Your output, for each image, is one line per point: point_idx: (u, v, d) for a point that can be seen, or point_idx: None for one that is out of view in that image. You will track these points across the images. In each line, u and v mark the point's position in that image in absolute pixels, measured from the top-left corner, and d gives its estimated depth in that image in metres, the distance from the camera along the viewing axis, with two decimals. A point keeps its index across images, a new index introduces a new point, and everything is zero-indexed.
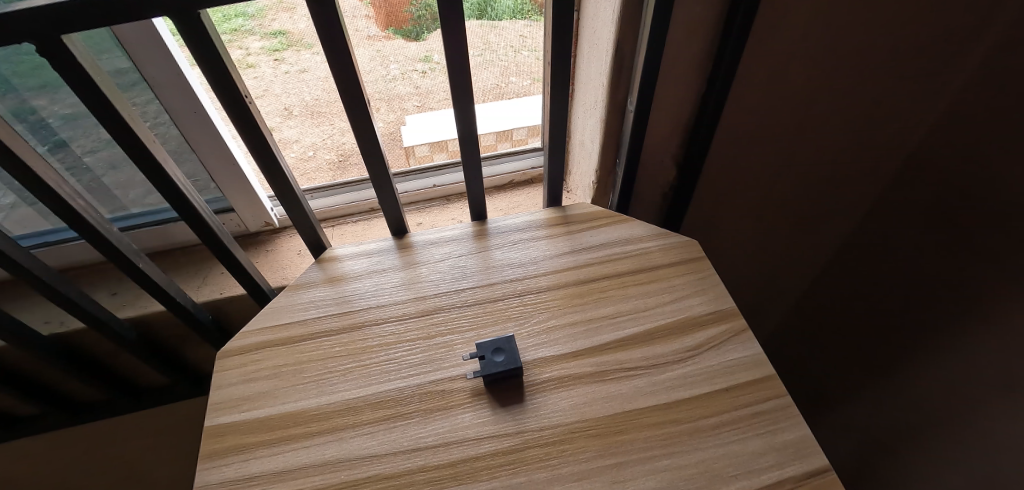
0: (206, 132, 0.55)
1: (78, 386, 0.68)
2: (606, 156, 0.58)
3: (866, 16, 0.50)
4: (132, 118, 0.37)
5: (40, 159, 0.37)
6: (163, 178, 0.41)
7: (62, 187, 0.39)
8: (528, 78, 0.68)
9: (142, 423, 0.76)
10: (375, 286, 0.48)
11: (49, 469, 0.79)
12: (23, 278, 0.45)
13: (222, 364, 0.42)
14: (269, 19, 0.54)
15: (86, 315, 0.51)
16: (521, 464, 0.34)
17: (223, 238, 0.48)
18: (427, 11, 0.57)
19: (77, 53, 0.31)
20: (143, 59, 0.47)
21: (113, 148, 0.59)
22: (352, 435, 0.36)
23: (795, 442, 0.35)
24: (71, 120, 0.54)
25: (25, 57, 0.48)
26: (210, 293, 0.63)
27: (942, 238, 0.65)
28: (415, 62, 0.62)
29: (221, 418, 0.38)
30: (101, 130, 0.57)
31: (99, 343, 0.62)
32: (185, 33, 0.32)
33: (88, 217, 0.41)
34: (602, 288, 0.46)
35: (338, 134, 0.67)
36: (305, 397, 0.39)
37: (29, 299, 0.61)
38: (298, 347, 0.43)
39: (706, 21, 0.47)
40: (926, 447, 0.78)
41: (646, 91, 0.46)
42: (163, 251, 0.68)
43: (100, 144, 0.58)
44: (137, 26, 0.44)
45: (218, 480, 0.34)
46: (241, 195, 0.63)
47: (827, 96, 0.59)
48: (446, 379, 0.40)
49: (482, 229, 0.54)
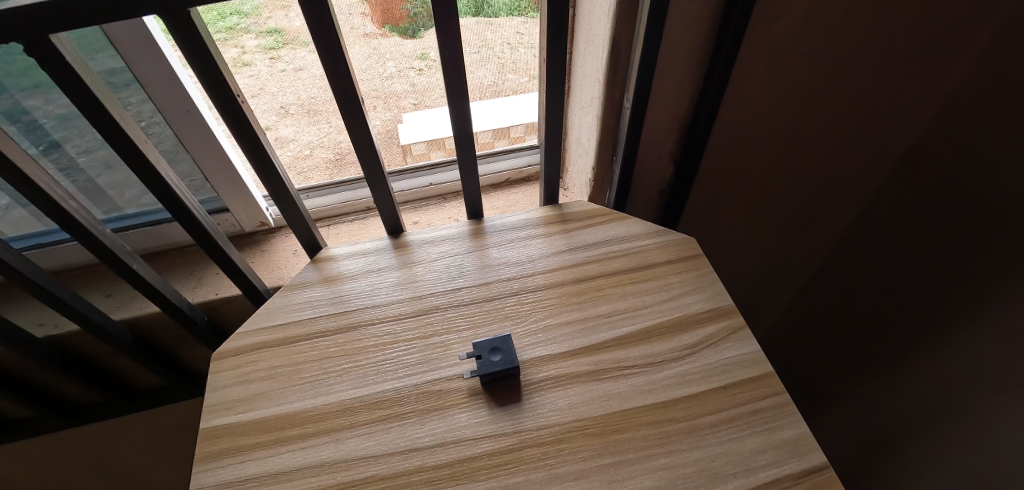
0: (200, 131, 0.54)
1: (74, 389, 0.68)
2: (603, 153, 0.58)
3: (863, 11, 0.50)
4: (123, 119, 0.37)
5: (30, 160, 0.37)
6: (155, 179, 0.40)
7: (53, 189, 0.38)
8: (524, 75, 0.67)
9: (139, 425, 0.76)
10: (371, 286, 0.47)
11: (46, 472, 0.78)
12: (15, 280, 0.44)
13: (217, 366, 0.42)
14: (264, 18, 0.54)
15: (80, 318, 0.50)
16: (519, 463, 0.34)
17: (218, 239, 0.48)
18: (422, 9, 0.56)
19: (65, 52, 0.31)
20: (135, 58, 0.47)
21: (107, 148, 0.58)
22: (348, 436, 0.36)
23: (793, 440, 0.35)
24: (65, 120, 0.54)
25: (17, 58, 0.47)
26: (206, 294, 0.62)
27: (939, 234, 0.65)
28: (411, 60, 0.61)
29: (217, 420, 0.38)
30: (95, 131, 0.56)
31: (94, 345, 0.61)
32: (176, 33, 0.32)
33: (80, 219, 0.41)
34: (600, 286, 0.46)
35: (334, 132, 0.67)
36: (300, 398, 0.39)
37: (22, 302, 0.60)
38: (294, 348, 0.43)
39: (703, 17, 0.47)
40: (924, 442, 0.78)
41: (643, 88, 0.46)
42: (158, 252, 0.68)
43: (94, 145, 0.57)
44: (128, 25, 0.44)
45: (214, 482, 0.34)
46: (236, 194, 0.62)
47: (824, 92, 0.58)
48: (443, 379, 0.39)
49: (479, 228, 0.53)
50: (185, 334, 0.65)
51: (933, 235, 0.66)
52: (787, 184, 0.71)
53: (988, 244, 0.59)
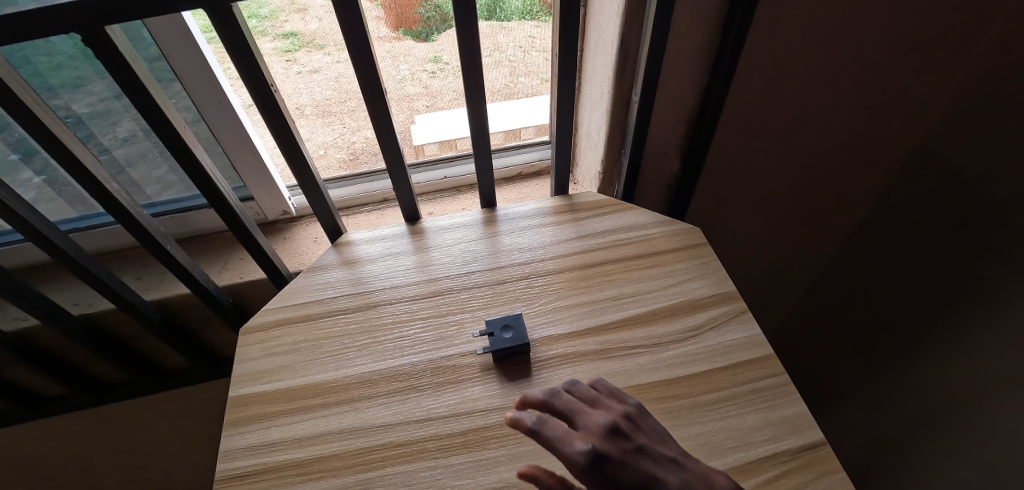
0: (230, 123, 0.57)
1: (103, 367, 0.71)
2: (613, 146, 0.59)
3: (866, 11, 0.51)
4: (166, 106, 0.39)
5: (80, 144, 0.40)
6: (193, 165, 0.43)
7: (97, 171, 0.41)
8: (536, 79, 0.70)
9: (163, 403, 0.79)
10: (389, 269, 0.50)
11: (73, 448, 0.82)
12: (59, 259, 0.48)
13: (244, 340, 0.44)
14: (281, 21, 0.58)
15: (113, 295, 0.53)
16: (528, 433, 0.36)
17: (247, 223, 0.50)
18: (435, 13, 0.60)
19: (117, 42, 0.34)
20: (173, 52, 0.50)
21: (129, 146, 0.61)
22: (367, 405, 0.38)
23: (791, 418, 0.36)
24: (90, 118, 0.57)
25: (42, 58, 0.51)
26: (231, 277, 0.65)
27: (945, 231, 0.66)
28: (425, 62, 0.65)
29: (245, 389, 0.40)
30: (118, 129, 0.59)
31: (123, 325, 0.64)
32: (219, 27, 0.35)
33: (121, 200, 0.44)
34: (607, 272, 0.48)
35: (348, 133, 0.70)
36: (321, 370, 0.41)
37: (58, 282, 0.63)
38: (316, 324, 0.45)
39: (708, 18, 0.49)
40: (933, 440, 0.78)
41: (650, 83, 0.48)
42: (186, 238, 0.71)
43: (117, 143, 0.60)
44: (167, 20, 0.47)
45: (242, 446, 0.37)
46: (261, 184, 0.65)
47: (828, 89, 0.60)
48: (456, 355, 0.41)
49: (492, 216, 0.55)
50: (208, 316, 0.68)
51: (942, 231, 0.67)
52: (791, 181, 0.72)
53: (991, 242, 0.60)
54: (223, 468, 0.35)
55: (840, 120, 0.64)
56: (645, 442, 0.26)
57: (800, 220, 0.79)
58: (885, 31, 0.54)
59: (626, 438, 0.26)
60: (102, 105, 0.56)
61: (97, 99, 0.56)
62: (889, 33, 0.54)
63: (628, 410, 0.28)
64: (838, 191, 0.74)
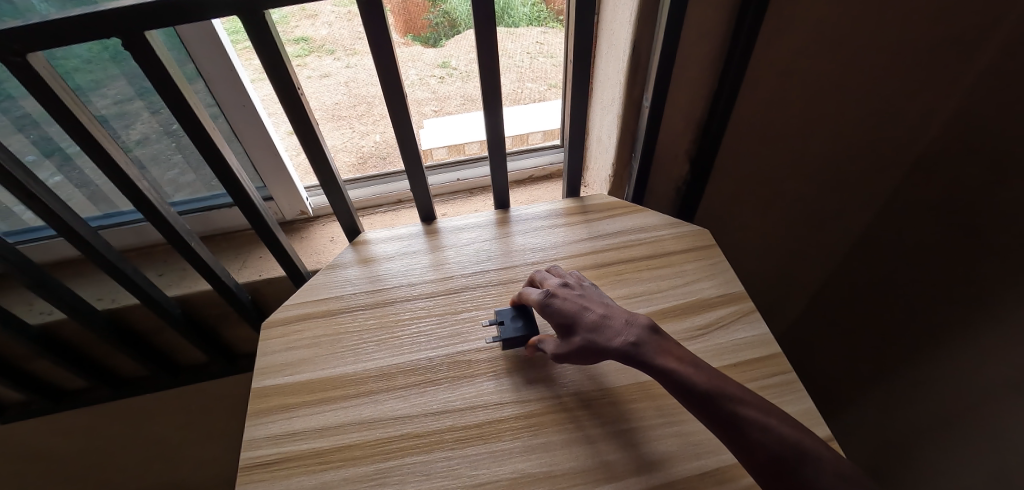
0: (252, 124, 0.59)
1: (123, 361, 0.73)
2: (623, 150, 0.61)
3: (871, 19, 0.53)
4: (197, 107, 0.41)
5: (113, 143, 0.42)
6: (220, 164, 0.45)
7: (128, 169, 0.43)
8: (544, 84, 0.72)
9: (180, 399, 0.80)
10: (405, 267, 0.51)
11: (92, 443, 0.84)
12: (88, 254, 0.49)
13: (266, 334, 0.46)
14: (292, 26, 0.61)
15: (137, 290, 0.55)
16: (542, 426, 0.37)
17: (268, 221, 0.52)
18: (444, 20, 0.63)
19: (154, 45, 0.36)
20: (201, 56, 0.52)
21: (144, 147, 0.63)
22: (386, 397, 0.40)
23: (800, 414, 0.37)
24: (105, 120, 0.59)
25: (59, 61, 0.53)
26: (249, 275, 0.67)
27: (951, 236, 0.67)
28: (433, 67, 0.68)
29: (267, 381, 0.42)
30: (132, 131, 0.61)
31: (144, 320, 0.66)
32: (250, 31, 0.37)
33: (150, 196, 0.45)
34: (619, 271, 0.49)
35: (357, 137, 0.71)
36: (341, 364, 0.43)
37: (83, 278, 0.65)
38: (335, 319, 0.47)
39: (716, 26, 0.50)
40: (941, 444, 0.78)
41: (660, 88, 0.50)
42: (206, 237, 0.72)
43: (132, 144, 0.62)
44: (198, 27, 0.49)
45: (264, 435, 0.38)
46: (280, 184, 0.67)
47: (835, 94, 0.61)
48: (471, 350, 0.43)
49: (505, 217, 0.57)
50: (226, 312, 0.69)
51: (949, 235, 0.67)
52: (799, 185, 0.73)
53: (996, 246, 0.61)
54: (246, 456, 0.37)
55: (846, 126, 0.65)
56: (585, 291, 0.40)
57: (808, 224, 0.80)
58: (890, 39, 0.55)
59: (571, 287, 0.41)
60: (118, 106, 0.58)
61: (112, 101, 0.58)
62: (894, 40, 0.55)
63: (575, 277, 0.43)
64: (845, 196, 0.74)
